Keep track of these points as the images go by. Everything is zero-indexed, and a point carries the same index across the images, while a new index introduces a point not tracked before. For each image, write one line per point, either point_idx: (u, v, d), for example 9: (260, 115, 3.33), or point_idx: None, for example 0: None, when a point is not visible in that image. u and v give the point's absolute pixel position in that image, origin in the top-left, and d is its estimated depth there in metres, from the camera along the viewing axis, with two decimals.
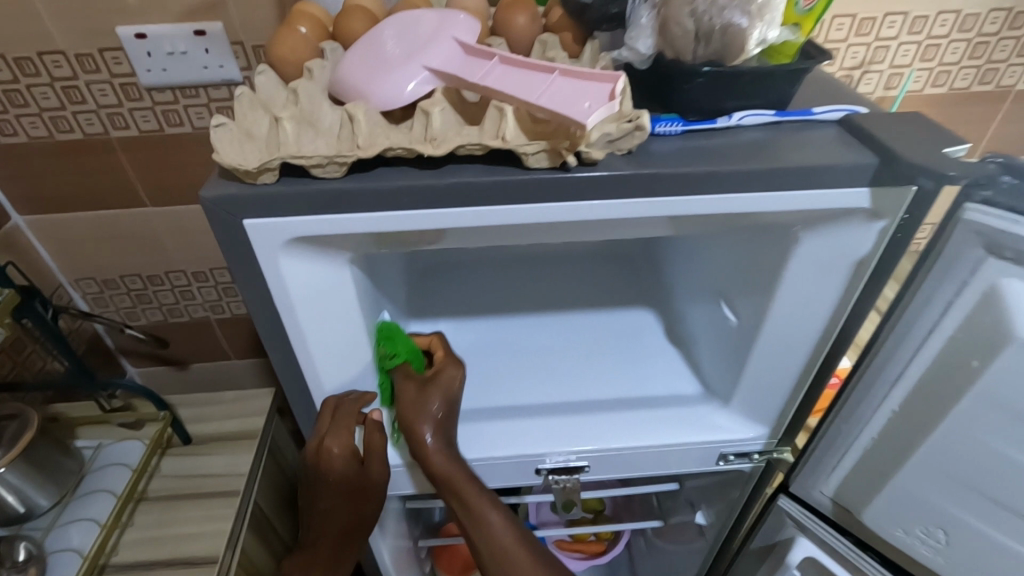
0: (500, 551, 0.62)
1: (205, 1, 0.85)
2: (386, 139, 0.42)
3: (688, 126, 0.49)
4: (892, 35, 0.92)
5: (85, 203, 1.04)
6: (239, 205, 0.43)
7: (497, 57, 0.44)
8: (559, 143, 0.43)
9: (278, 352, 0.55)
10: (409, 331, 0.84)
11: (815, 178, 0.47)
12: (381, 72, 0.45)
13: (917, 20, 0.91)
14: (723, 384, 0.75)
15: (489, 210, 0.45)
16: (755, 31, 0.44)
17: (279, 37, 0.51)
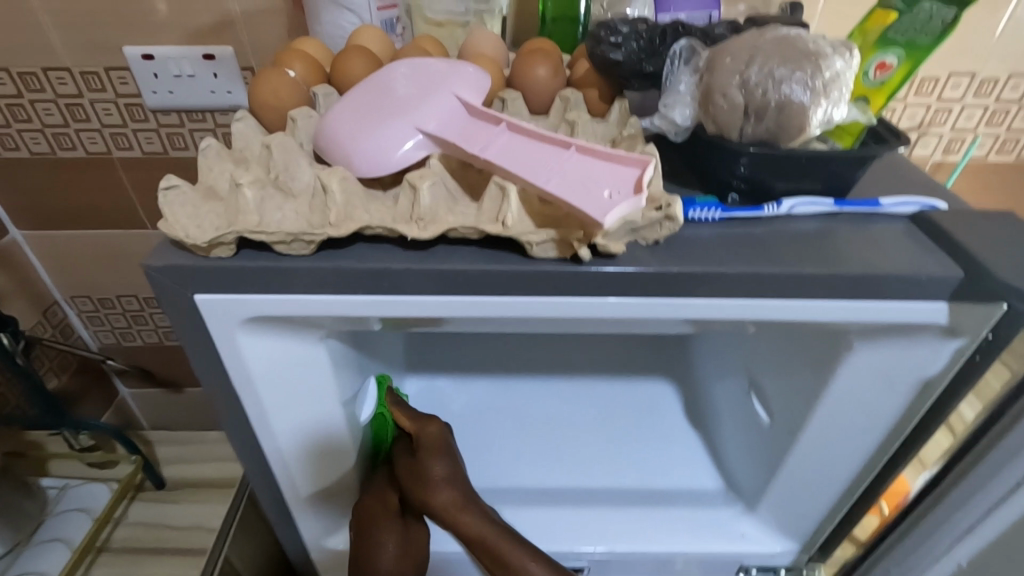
0: None
1: (216, 24, 0.80)
2: (364, 215, 0.36)
3: (727, 212, 0.41)
4: (957, 96, 0.83)
5: (84, 221, 1.00)
6: (190, 279, 0.37)
7: (506, 123, 0.37)
8: (570, 233, 0.35)
9: (238, 429, 0.48)
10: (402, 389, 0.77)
11: (881, 288, 0.39)
12: (368, 132, 0.39)
13: (985, 82, 0.82)
14: (748, 483, 0.66)
15: (483, 301, 0.38)
16: (816, 110, 0.36)
17: (262, 78, 0.45)
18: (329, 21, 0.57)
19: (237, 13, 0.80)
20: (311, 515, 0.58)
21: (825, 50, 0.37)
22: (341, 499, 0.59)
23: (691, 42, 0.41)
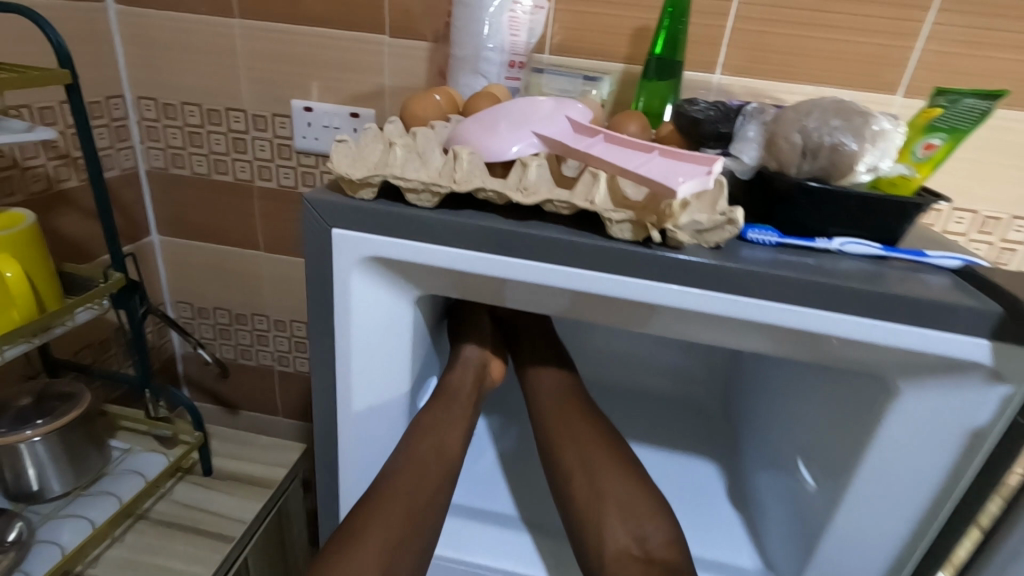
0: (574, 421, 0.63)
1: (368, 91, 0.99)
2: (481, 181, 0.45)
3: (782, 239, 0.47)
4: (961, 231, 0.92)
5: (212, 235, 1.17)
6: (334, 213, 0.47)
7: (603, 134, 0.47)
8: (646, 217, 0.43)
9: (320, 374, 0.54)
10: None
11: (920, 313, 0.42)
12: (493, 131, 0.49)
13: (989, 222, 0.91)
14: (791, 561, 0.62)
15: (560, 271, 0.45)
16: (865, 158, 0.44)
17: (418, 98, 0.58)
18: (465, 82, 0.73)
19: (385, 85, 0.98)
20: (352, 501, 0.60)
21: (874, 113, 0.45)
22: None
23: (761, 105, 0.52)
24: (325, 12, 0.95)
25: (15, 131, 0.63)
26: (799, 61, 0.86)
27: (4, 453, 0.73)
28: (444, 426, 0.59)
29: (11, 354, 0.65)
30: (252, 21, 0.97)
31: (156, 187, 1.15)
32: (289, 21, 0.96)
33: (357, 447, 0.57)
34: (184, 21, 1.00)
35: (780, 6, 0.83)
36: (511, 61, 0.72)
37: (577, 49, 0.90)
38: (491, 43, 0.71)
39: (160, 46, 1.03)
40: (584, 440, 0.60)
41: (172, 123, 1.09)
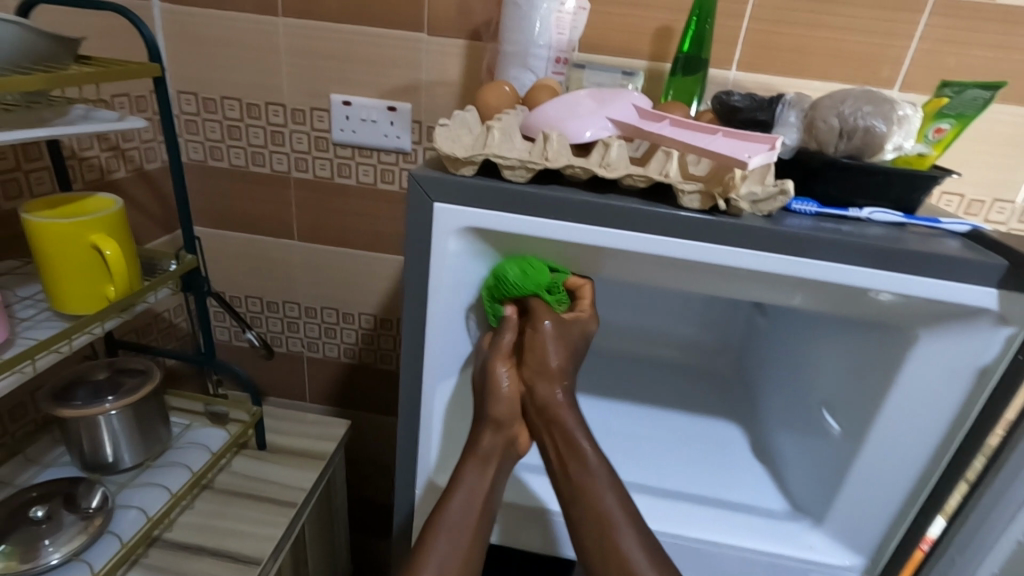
0: (596, 525, 0.53)
1: (404, 86, 1.05)
2: (569, 159, 0.52)
3: (820, 209, 0.55)
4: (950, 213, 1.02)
5: (247, 225, 1.22)
6: (437, 188, 0.53)
7: (669, 119, 0.54)
8: (713, 188, 0.50)
9: (409, 336, 0.60)
10: None
11: (941, 268, 0.50)
12: (569, 116, 0.55)
13: (975, 204, 1.01)
14: (817, 501, 0.70)
15: (637, 237, 0.52)
16: (892, 138, 0.52)
17: (488, 89, 0.65)
18: (514, 76, 0.80)
19: (422, 80, 1.04)
20: (430, 454, 0.66)
21: (899, 101, 0.53)
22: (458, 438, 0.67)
23: (797, 95, 0.60)
24: (366, 11, 1.00)
25: (108, 120, 0.68)
26: (807, 58, 0.95)
27: (86, 425, 0.77)
28: (468, 528, 0.53)
29: (107, 327, 0.70)
30: (295, 19, 1.03)
31: (193, 178, 1.19)
32: (331, 20, 1.02)
33: (438, 404, 0.63)
34: (227, 19, 1.05)
35: (791, 9, 0.92)
36: (556, 57, 0.79)
37: (606, 47, 0.97)
38: (540, 41, 0.78)
39: (203, 43, 1.07)
40: (611, 535, 0.52)
41: (211, 117, 1.13)
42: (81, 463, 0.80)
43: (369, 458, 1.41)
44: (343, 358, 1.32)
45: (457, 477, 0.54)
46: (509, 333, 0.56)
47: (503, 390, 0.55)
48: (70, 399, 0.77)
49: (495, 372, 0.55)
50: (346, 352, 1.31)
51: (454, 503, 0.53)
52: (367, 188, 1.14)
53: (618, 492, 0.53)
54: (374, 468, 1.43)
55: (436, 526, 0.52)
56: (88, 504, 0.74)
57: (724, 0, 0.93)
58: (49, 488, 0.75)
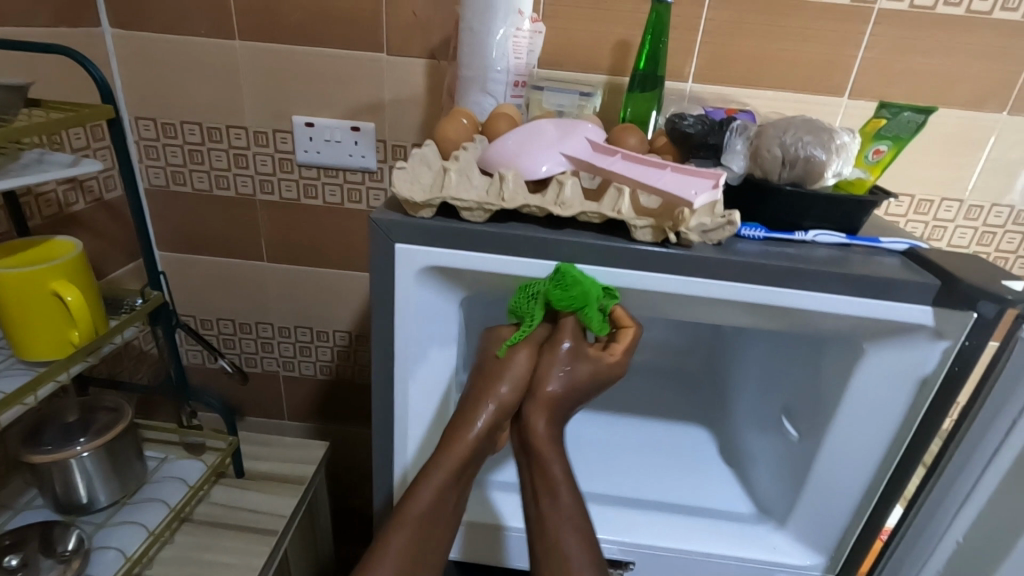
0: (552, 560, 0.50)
1: (367, 106, 1.05)
2: (525, 198, 0.53)
3: (768, 233, 0.58)
4: (901, 213, 1.07)
5: (214, 248, 1.21)
6: (397, 230, 0.54)
7: (620, 154, 0.56)
8: (663, 223, 0.52)
9: (377, 371, 0.61)
10: None
11: (881, 289, 0.53)
12: (525, 152, 0.57)
13: (924, 203, 1.05)
14: (781, 503, 0.74)
15: (593, 270, 0.54)
16: (832, 165, 0.55)
17: (445, 122, 0.66)
18: (473, 101, 0.81)
19: (384, 100, 1.04)
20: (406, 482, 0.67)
21: (836, 129, 0.56)
22: None
23: (744, 122, 0.62)
24: (324, 32, 1.00)
25: (62, 165, 0.67)
26: (760, 68, 0.97)
27: (57, 469, 0.76)
28: (434, 514, 0.52)
29: (73, 372, 0.70)
30: (252, 42, 1.02)
31: (157, 204, 1.17)
32: (289, 41, 1.01)
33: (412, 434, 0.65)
34: (183, 43, 1.03)
35: (742, 21, 0.94)
36: (515, 81, 0.81)
37: (564, 62, 0.98)
38: (498, 65, 0.79)
39: (159, 68, 1.05)
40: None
41: (172, 142, 1.11)
42: (54, 506, 0.80)
43: (352, 471, 1.42)
44: (320, 375, 1.32)
45: (433, 463, 0.52)
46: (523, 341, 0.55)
47: (515, 374, 0.53)
48: (39, 442, 0.76)
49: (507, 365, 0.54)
50: (322, 369, 1.31)
51: (425, 493, 0.51)
52: (335, 207, 1.14)
53: (585, 536, 0.51)
54: (357, 480, 1.44)
55: (406, 506, 0.51)
56: (65, 548, 0.74)
57: (677, 15, 0.95)
58: (24, 533, 0.75)
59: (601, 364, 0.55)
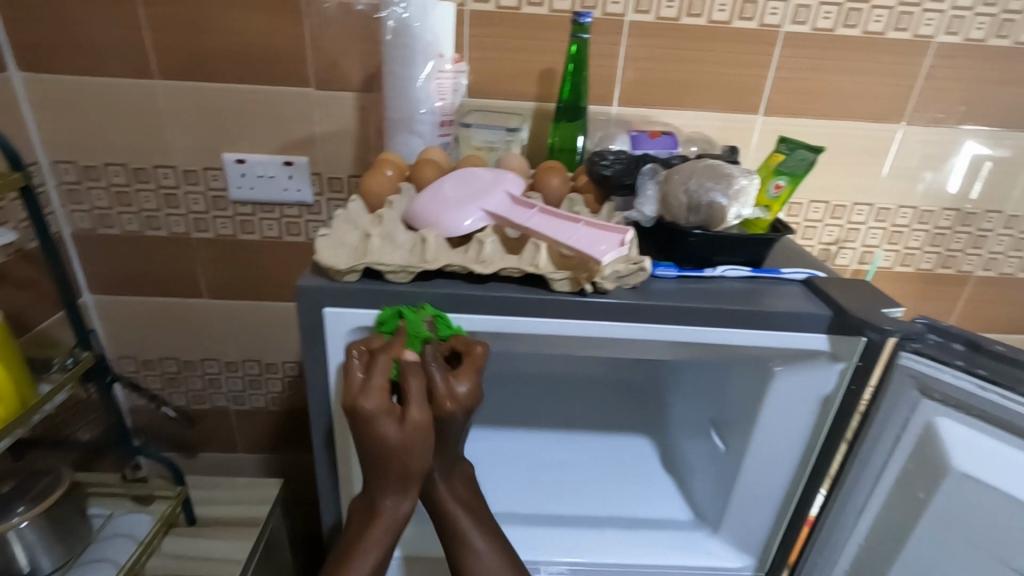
0: None
1: (298, 141, 1.04)
2: (447, 258, 0.55)
3: (681, 272, 0.62)
4: (818, 218, 1.13)
5: (150, 288, 1.18)
6: (323, 296, 0.55)
7: (538, 207, 0.58)
8: (580, 274, 0.55)
9: (317, 426, 0.62)
10: None
11: (781, 321, 0.58)
12: (447, 209, 0.59)
13: (838, 209, 1.13)
14: (714, 510, 0.79)
15: (516, 321, 0.57)
16: (733, 208, 0.59)
17: (371, 177, 0.67)
18: (402, 142, 0.82)
19: (316, 134, 1.04)
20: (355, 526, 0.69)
21: (736, 172, 0.59)
22: None
23: (654, 167, 0.66)
24: (248, 69, 0.98)
25: None
26: (679, 91, 1.01)
27: None
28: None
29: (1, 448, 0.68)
30: (174, 81, 0.99)
31: (84, 247, 1.14)
32: (213, 80, 0.99)
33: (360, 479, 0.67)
34: (99, 84, 1.00)
35: (660, 47, 0.98)
36: (441, 121, 0.82)
37: (493, 91, 1.00)
38: (423, 107, 0.80)
39: (75, 110, 1.02)
40: None
41: (96, 184, 1.08)
42: None
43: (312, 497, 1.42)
44: (272, 407, 1.31)
45: (361, 539, 0.54)
46: (360, 377, 0.52)
47: (419, 414, 0.52)
48: None
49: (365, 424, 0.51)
50: (274, 401, 1.30)
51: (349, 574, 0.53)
52: (274, 241, 1.13)
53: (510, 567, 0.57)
54: (318, 506, 1.44)
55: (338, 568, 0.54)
56: None
57: (599, 43, 0.98)
58: None
59: (452, 410, 0.54)
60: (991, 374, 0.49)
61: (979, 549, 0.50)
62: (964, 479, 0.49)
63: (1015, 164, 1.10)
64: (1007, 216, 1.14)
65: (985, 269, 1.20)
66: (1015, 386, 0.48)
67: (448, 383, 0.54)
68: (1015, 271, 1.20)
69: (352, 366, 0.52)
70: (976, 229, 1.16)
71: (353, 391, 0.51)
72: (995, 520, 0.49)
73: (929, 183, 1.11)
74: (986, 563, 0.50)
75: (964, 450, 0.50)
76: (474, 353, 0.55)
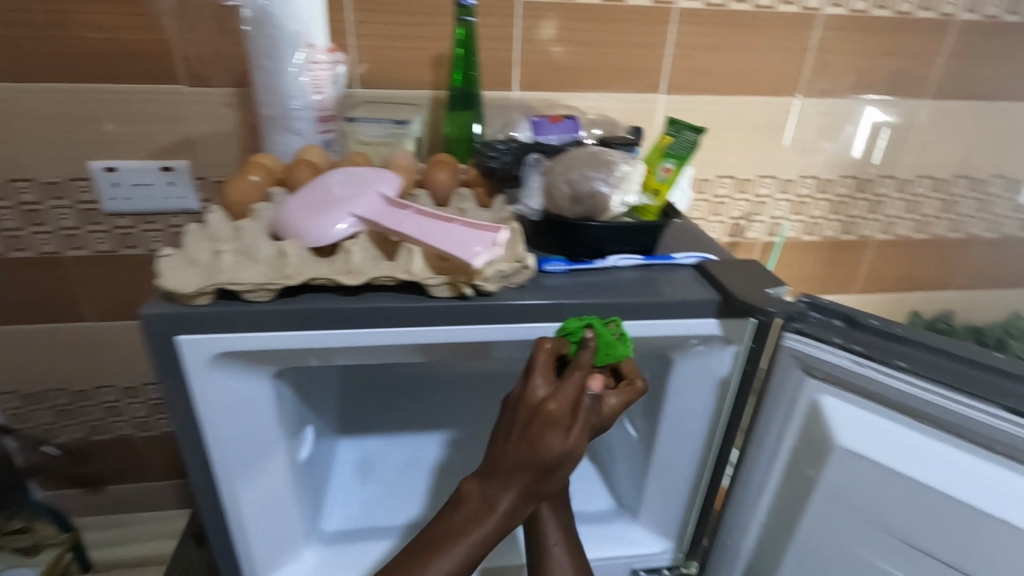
0: None
1: (175, 144, 0.95)
2: (311, 269, 0.51)
3: (571, 265, 0.59)
4: (727, 194, 1.15)
5: (23, 315, 1.06)
6: (173, 323, 0.50)
7: (412, 208, 0.55)
8: (458, 278, 0.52)
9: (194, 458, 0.58)
10: (335, 449, 0.87)
11: (671, 310, 0.56)
12: (313, 215, 0.54)
13: (744, 183, 1.14)
14: (633, 497, 0.78)
15: (394, 332, 0.53)
16: (616, 196, 0.57)
17: (234, 183, 0.61)
18: (279, 142, 0.76)
19: (196, 135, 0.95)
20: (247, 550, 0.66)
21: (617, 159, 0.58)
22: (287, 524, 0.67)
23: (537, 155, 0.64)
24: (108, 67, 0.89)
25: None
26: (579, 73, 0.99)
27: None
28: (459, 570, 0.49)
29: None
30: (20, 83, 0.88)
31: None
32: (66, 80, 0.89)
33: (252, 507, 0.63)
34: None
35: (555, 28, 0.95)
36: (320, 117, 0.76)
37: (385, 81, 0.94)
38: (296, 102, 0.74)
39: None
40: None
41: None
42: None
43: None
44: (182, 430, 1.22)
45: (469, 530, 0.49)
46: (546, 388, 0.50)
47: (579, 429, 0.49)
48: None
49: (542, 430, 0.48)
50: None
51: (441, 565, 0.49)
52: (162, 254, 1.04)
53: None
54: None
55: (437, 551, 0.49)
56: None
57: (492, 25, 0.93)
58: None
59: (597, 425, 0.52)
60: (866, 350, 0.49)
61: (868, 523, 0.50)
62: (847, 455, 0.50)
63: (901, 132, 1.14)
64: (900, 181, 1.19)
65: (884, 232, 1.25)
66: (885, 359, 0.48)
67: (603, 401, 0.52)
68: (911, 232, 1.26)
69: (542, 382, 0.50)
70: (873, 195, 1.20)
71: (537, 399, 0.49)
72: (878, 493, 0.49)
73: (827, 154, 1.14)
74: (875, 534, 0.50)
75: (847, 425, 0.50)
76: (637, 384, 0.54)
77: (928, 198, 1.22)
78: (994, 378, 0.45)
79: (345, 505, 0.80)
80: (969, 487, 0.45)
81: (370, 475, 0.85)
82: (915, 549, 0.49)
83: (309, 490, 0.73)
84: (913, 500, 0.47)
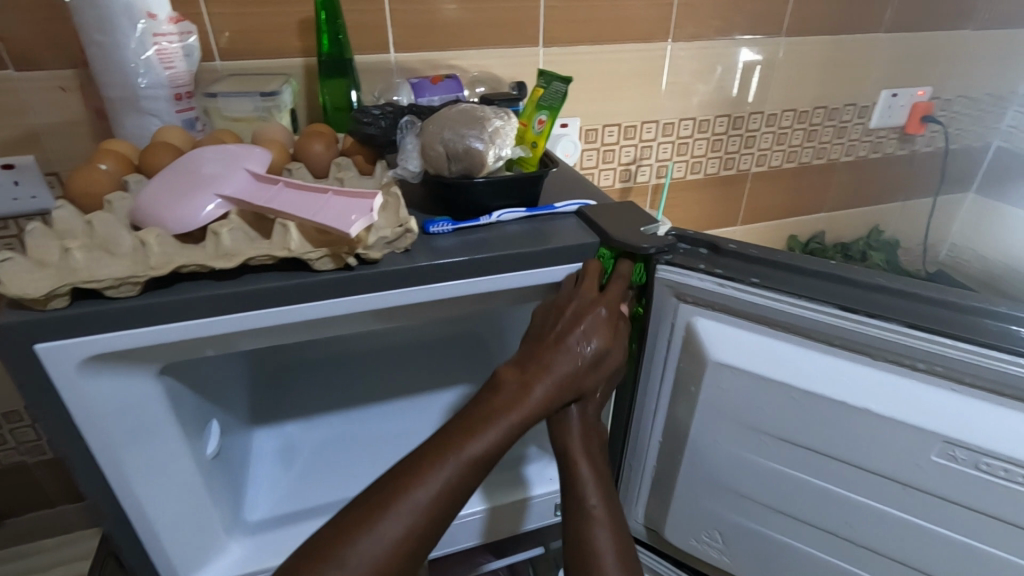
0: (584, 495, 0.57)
1: (14, 138, 0.85)
2: (179, 258, 0.49)
3: (456, 225, 0.60)
4: (614, 141, 1.18)
5: None
6: (28, 331, 0.46)
7: (282, 182, 0.54)
8: (340, 249, 0.51)
9: (81, 472, 0.54)
10: (251, 440, 0.84)
11: (555, 257, 0.59)
12: (174, 201, 0.51)
13: (630, 129, 1.18)
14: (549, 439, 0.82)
15: (280, 311, 0.52)
16: (492, 150, 0.58)
17: (79, 173, 0.56)
18: (133, 126, 0.70)
19: (37, 126, 0.85)
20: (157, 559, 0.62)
21: (489, 114, 0.59)
22: (201, 521, 0.65)
23: (411, 119, 0.64)
24: None
25: None
26: (454, 30, 0.97)
27: None
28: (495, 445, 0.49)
29: None
30: None
31: None
32: None
33: (160, 511, 0.60)
34: None
35: None
36: (176, 94, 0.71)
37: (249, 52, 0.88)
38: (144, 81, 0.68)
39: None
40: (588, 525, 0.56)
41: None
42: None
43: None
44: None
45: (513, 402, 0.51)
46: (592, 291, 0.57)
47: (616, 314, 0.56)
48: None
49: (591, 317, 0.55)
50: None
51: (477, 443, 0.48)
52: None
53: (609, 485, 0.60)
54: None
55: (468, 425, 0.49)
56: None
57: None
58: None
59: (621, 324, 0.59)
60: (726, 273, 0.54)
61: (743, 423, 0.57)
62: (720, 366, 0.55)
63: (766, 70, 1.22)
64: (767, 116, 1.29)
65: (759, 165, 1.35)
66: (743, 278, 0.53)
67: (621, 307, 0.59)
68: (781, 162, 1.37)
69: (586, 288, 0.57)
70: (746, 131, 1.29)
71: (582, 297, 0.56)
72: (750, 396, 0.55)
73: (702, 95, 1.20)
74: (751, 434, 0.57)
75: (719, 340, 0.56)
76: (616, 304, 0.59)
77: (793, 129, 1.33)
78: (833, 284, 0.51)
79: (266, 496, 0.77)
80: (816, 380, 0.52)
81: (290, 462, 0.83)
82: (780, 439, 0.56)
83: (224, 484, 0.71)
84: (778, 397, 0.54)
